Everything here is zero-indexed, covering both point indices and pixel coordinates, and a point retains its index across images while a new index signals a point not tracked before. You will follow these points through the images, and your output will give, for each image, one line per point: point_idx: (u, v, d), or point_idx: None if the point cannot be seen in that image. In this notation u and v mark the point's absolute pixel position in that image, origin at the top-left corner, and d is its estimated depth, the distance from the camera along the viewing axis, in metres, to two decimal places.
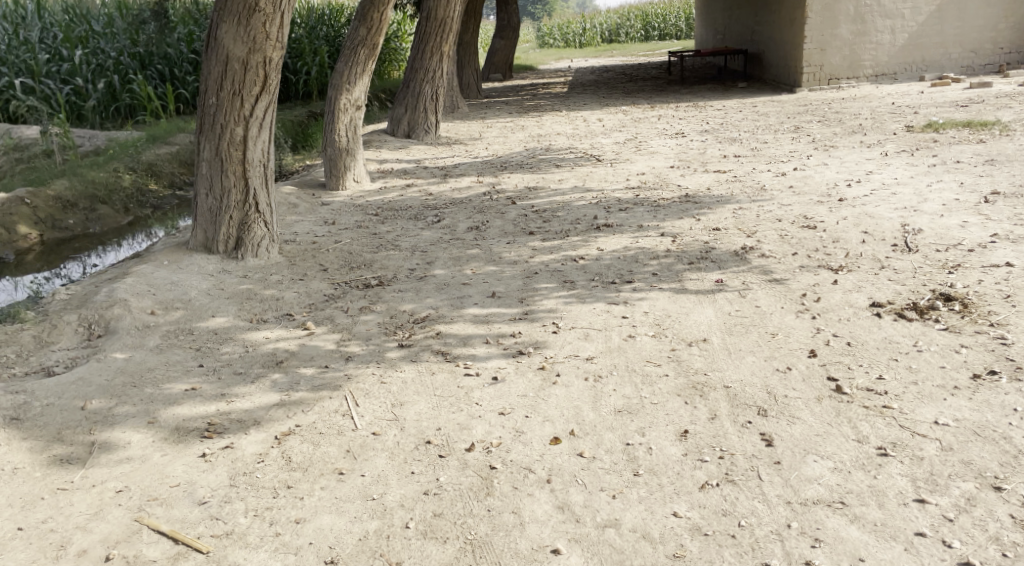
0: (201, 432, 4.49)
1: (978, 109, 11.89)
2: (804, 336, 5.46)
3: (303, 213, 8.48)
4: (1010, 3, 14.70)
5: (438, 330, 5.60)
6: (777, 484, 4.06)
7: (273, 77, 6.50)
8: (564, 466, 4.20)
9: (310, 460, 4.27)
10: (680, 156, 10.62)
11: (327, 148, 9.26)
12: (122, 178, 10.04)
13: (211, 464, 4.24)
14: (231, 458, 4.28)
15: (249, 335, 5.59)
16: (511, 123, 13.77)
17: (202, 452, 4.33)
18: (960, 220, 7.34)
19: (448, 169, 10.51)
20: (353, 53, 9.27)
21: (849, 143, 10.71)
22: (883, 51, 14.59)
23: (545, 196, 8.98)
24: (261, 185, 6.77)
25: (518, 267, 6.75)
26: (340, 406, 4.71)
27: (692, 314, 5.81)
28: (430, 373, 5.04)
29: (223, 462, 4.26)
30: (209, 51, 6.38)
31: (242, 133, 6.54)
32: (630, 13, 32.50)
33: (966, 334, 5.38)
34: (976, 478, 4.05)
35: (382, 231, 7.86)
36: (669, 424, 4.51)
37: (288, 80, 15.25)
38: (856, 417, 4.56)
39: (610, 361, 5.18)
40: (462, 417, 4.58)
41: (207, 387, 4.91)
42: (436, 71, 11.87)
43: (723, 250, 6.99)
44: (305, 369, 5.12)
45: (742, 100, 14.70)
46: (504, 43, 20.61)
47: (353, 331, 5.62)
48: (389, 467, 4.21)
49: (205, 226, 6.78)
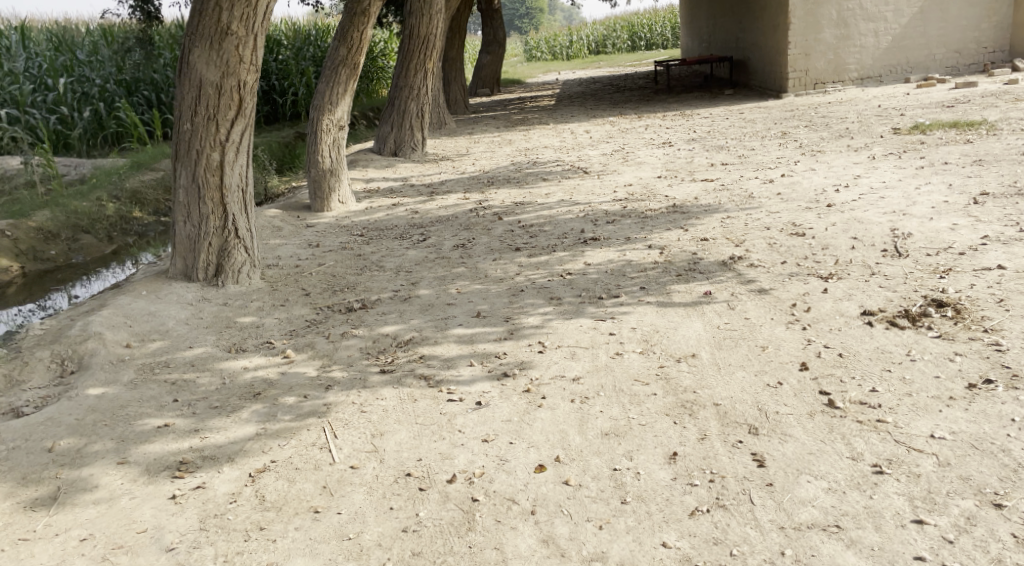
0: (173, 470, 4.35)
1: (963, 109, 11.84)
2: (794, 349, 5.34)
3: (287, 236, 8.34)
4: (992, 3, 14.67)
5: (421, 353, 5.47)
6: (769, 507, 3.93)
7: (248, 100, 6.38)
8: (549, 496, 4.06)
9: (285, 498, 4.13)
10: (668, 166, 10.53)
11: (310, 169, 9.13)
12: (106, 207, 9.89)
13: (181, 507, 4.10)
14: (203, 499, 4.14)
15: (226, 365, 5.44)
16: (497, 137, 13.67)
17: (172, 493, 4.19)
18: (949, 223, 7.24)
19: (434, 187, 10.39)
20: (335, 73, 9.15)
21: (836, 147, 10.64)
22: (867, 54, 14.54)
23: (532, 211, 8.86)
24: (240, 210, 6.64)
25: (504, 285, 6.62)
26: (318, 438, 4.57)
27: (680, 328, 5.68)
28: (412, 400, 4.90)
29: (193, 503, 4.12)
30: (182, 76, 6.24)
31: (218, 158, 6.41)
32: (616, 24, 32.60)
33: (960, 342, 5.27)
34: (975, 495, 3.93)
35: (365, 253, 7.73)
36: (658, 447, 4.38)
37: (275, 102, 15.14)
38: (850, 433, 4.44)
39: (597, 381, 5.04)
40: (444, 446, 4.45)
41: (181, 422, 4.76)
42: (420, 88, 11.78)
43: (712, 260, 6.88)
44: (284, 400, 4.96)
45: (728, 107, 14.63)
46: (490, 57, 20.58)
47: (334, 357, 5.48)
48: (367, 503, 4.07)
49: (184, 254, 6.63)
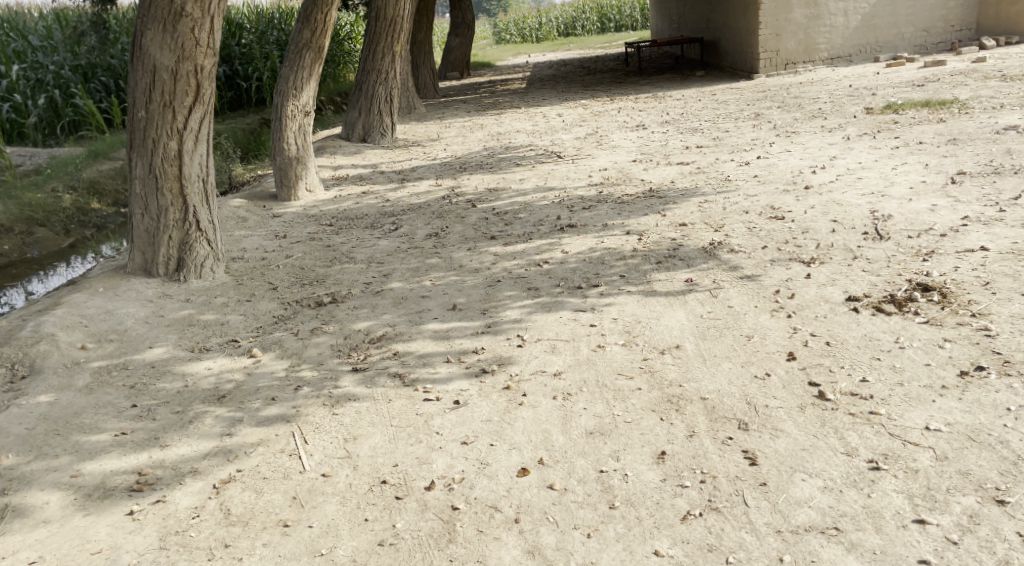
0: (130, 485, 4.10)
1: (934, 88, 11.75)
2: (781, 338, 5.16)
3: (252, 227, 8.03)
4: None
5: (395, 349, 5.23)
6: (764, 509, 3.75)
7: (206, 86, 6.08)
8: (534, 502, 3.85)
9: (252, 511, 3.90)
10: (642, 149, 10.32)
11: (276, 157, 8.82)
12: (62, 199, 9.54)
13: (139, 524, 3.86)
14: (163, 515, 3.90)
15: (189, 366, 5.18)
16: (468, 122, 13.40)
17: (129, 509, 3.95)
18: (929, 204, 7.10)
19: (405, 173, 10.12)
20: (298, 57, 8.80)
21: (810, 128, 10.48)
22: (837, 34, 14.41)
23: (506, 197, 8.62)
24: (201, 201, 6.36)
25: (480, 276, 6.39)
26: (287, 445, 4.33)
27: (663, 319, 5.48)
28: (386, 401, 4.66)
29: (152, 520, 3.88)
30: (135, 61, 5.92)
31: (176, 148, 6.11)
32: (585, 6, 32.29)
33: (948, 327, 5.12)
34: (976, 492, 3.78)
35: (335, 243, 7.47)
36: (645, 446, 4.19)
37: (239, 87, 14.76)
38: (843, 427, 4.27)
39: (580, 375, 4.83)
40: (421, 450, 4.23)
41: (139, 431, 4.52)
42: (389, 72, 11.47)
43: (691, 246, 6.70)
44: (250, 404, 4.71)
45: (699, 89, 14.45)
46: (460, 40, 20.24)
47: (304, 356, 5.22)
48: (340, 514, 3.84)
49: (142, 248, 6.34)
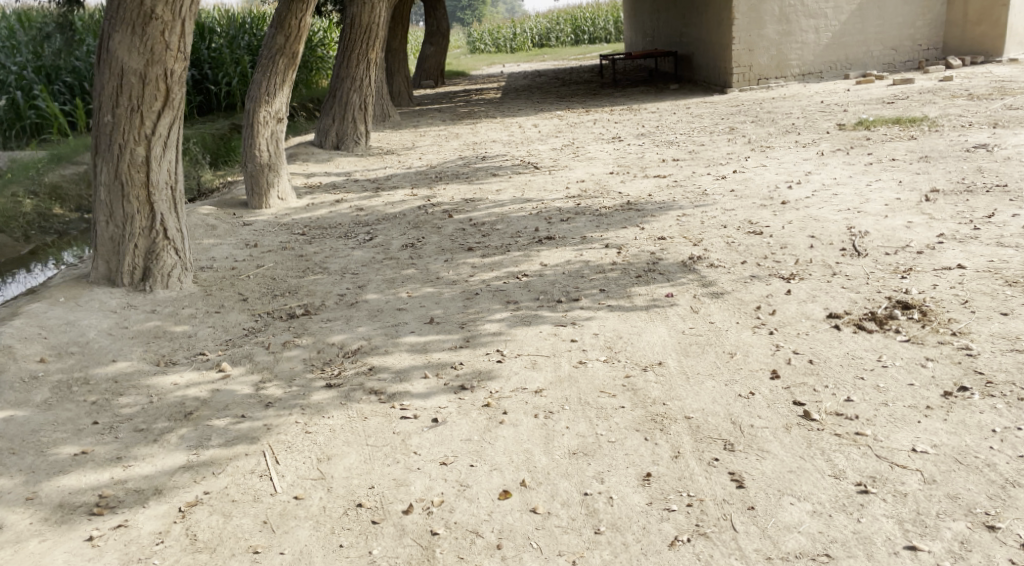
0: (90, 508, 3.92)
1: (904, 105, 11.80)
2: (763, 355, 5.07)
3: (222, 235, 7.84)
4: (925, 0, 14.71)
5: (371, 364, 5.07)
6: (753, 535, 3.64)
7: (176, 91, 5.89)
8: (517, 527, 3.72)
9: (219, 537, 3.72)
10: (619, 161, 10.24)
11: (247, 164, 8.64)
12: (22, 204, 9.29)
13: (99, 550, 3.68)
14: (124, 541, 3.72)
15: (154, 381, 4.98)
16: (443, 131, 13.25)
17: (88, 535, 3.76)
18: (904, 221, 7.07)
19: (380, 182, 9.96)
20: (272, 62, 8.61)
21: (784, 143, 10.46)
22: (808, 50, 14.45)
23: (483, 208, 8.49)
24: (168, 209, 6.17)
25: (458, 288, 6.25)
26: (257, 465, 4.16)
27: (644, 334, 5.38)
28: (361, 419, 4.50)
29: (114, 546, 3.70)
30: (102, 64, 5.73)
31: (143, 154, 5.93)
32: (560, 17, 32.30)
33: (930, 346, 5.05)
34: (966, 516, 3.69)
35: (308, 253, 7.29)
36: (630, 467, 4.07)
37: (208, 91, 14.51)
38: (829, 448, 4.17)
39: (561, 393, 4.70)
40: (398, 471, 4.08)
41: (100, 450, 4.33)
42: (363, 79, 11.31)
43: (671, 260, 6.61)
44: (218, 422, 4.53)
45: (674, 102, 14.43)
46: (435, 48, 20.12)
47: (275, 370, 5.05)
48: (313, 540, 3.68)
49: (107, 256, 6.13)
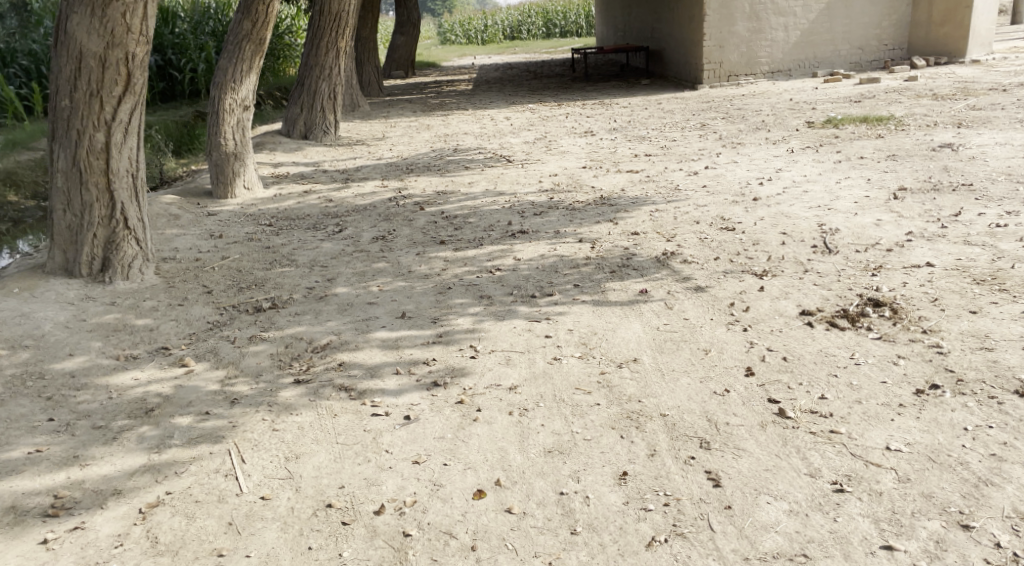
0: (45, 509, 3.80)
1: (871, 104, 11.87)
2: (738, 353, 5.04)
3: (186, 226, 7.68)
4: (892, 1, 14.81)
5: (341, 359, 4.97)
6: (730, 535, 3.61)
7: (138, 75, 5.74)
8: (491, 528, 3.65)
9: (182, 539, 3.62)
10: (591, 156, 10.19)
11: (212, 153, 8.48)
12: None
13: (54, 554, 3.56)
14: (81, 544, 3.61)
15: (113, 377, 4.85)
16: (414, 122, 13.12)
17: (43, 538, 3.65)
18: (874, 218, 7.09)
19: (350, 173, 9.83)
20: (238, 48, 8.43)
21: (755, 140, 10.47)
22: (778, 48, 14.49)
23: (455, 201, 8.40)
24: (129, 198, 6.01)
25: (430, 282, 6.16)
26: (222, 464, 4.06)
27: (619, 330, 5.33)
28: (331, 416, 4.41)
29: (69, 549, 3.58)
30: (59, 46, 5.57)
31: (103, 140, 5.77)
32: (532, 10, 32.17)
33: (901, 344, 5.05)
34: (941, 516, 3.68)
35: (275, 244, 7.16)
36: (606, 465, 4.02)
37: (172, 78, 14.25)
38: (805, 446, 4.15)
39: (536, 390, 4.64)
40: (369, 471, 3.99)
41: (56, 448, 4.20)
42: (332, 68, 11.15)
43: (644, 256, 6.57)
44: (180, 419, 4.42)
45: (645, 97, 14.41)
46: (405, 39, 19.94)
47: (241, 366, 4.94)
48: (280, 542, 3.59)
49: (64, 246, 5.97)
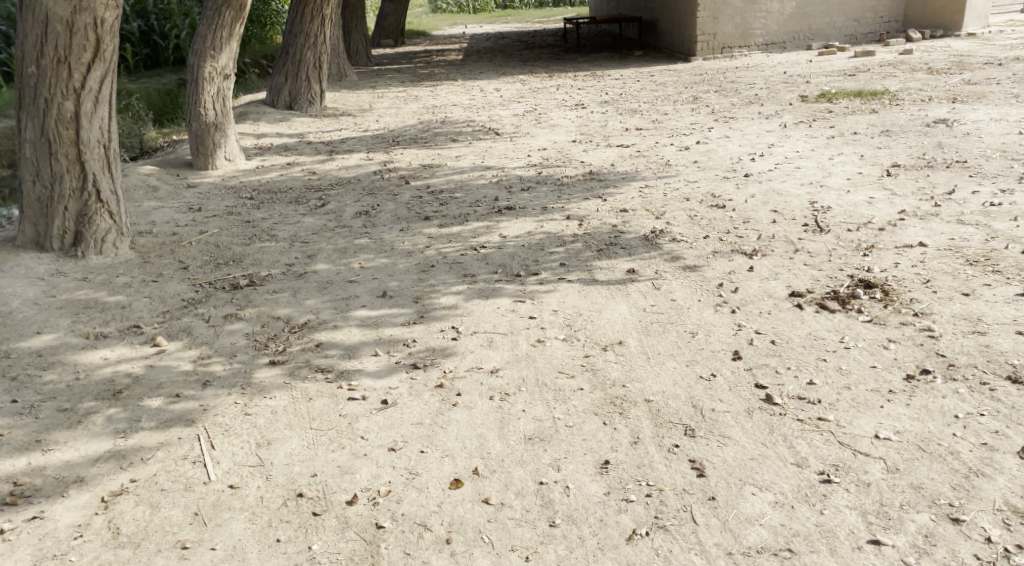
0: (3, 497, 3.68)
1: (866, 78, 11.71)
2: (725, 335, 4.93)
3: (164, 198, 7.51)
4: None
5: (318, 340, 4.85)
6: (713, 528, 3.52)
7: (108, 41, 5.55)
8: (468, 519, 3.55)
9: (145, 530, 3.51)
10: (582, 129, 10.02)
11: (191, 123, 8.29)
12: None
13: (10, 545, 3.44)
14: (38, 535, 3.49)
15: (81, 357, 4.72)
16: (402, 93, 12.90)
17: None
18: (866, 196, 6.96)
19: (335, 144, 9.64)
20: (218, 14, 8.20)
21: (747, 114, 10.32)
22: (772, 20, 14.29)
23: (442, 174, 8.24)
24: (101, 169, 5.84)
25: (413, 259, 6.02)
26: (191, 450, 3.95)
27: (605, 311, 5.21)
28: (306, 400, 4.29)
29: (27, 540, 3.47)
30: (25, 9, 5.37)
31: (72, 109, 5.59)
32: None
33: (892, 327, 4.94)
34: (930, 508, 3.59)
35: (255, 218, 7.00)
36: (588, 454, 3.92)
37: (155, 44, 13.98)
38: (791, 435, 4.05)
39: (518, 373, 4.53)
40: (343, 458, 3.88)
41: (18, 432, 4.07)
42: (318, 35, 10.92)
43: (633, 233, 6.44)
44: (149, 402, 4.29)
45: (638, 69, 14.19)
46: (394, 6, 19.65)
47: (215, 346, 4.81)
48: (248, 534, 3.48)
49: (34, 218, 5.81)
